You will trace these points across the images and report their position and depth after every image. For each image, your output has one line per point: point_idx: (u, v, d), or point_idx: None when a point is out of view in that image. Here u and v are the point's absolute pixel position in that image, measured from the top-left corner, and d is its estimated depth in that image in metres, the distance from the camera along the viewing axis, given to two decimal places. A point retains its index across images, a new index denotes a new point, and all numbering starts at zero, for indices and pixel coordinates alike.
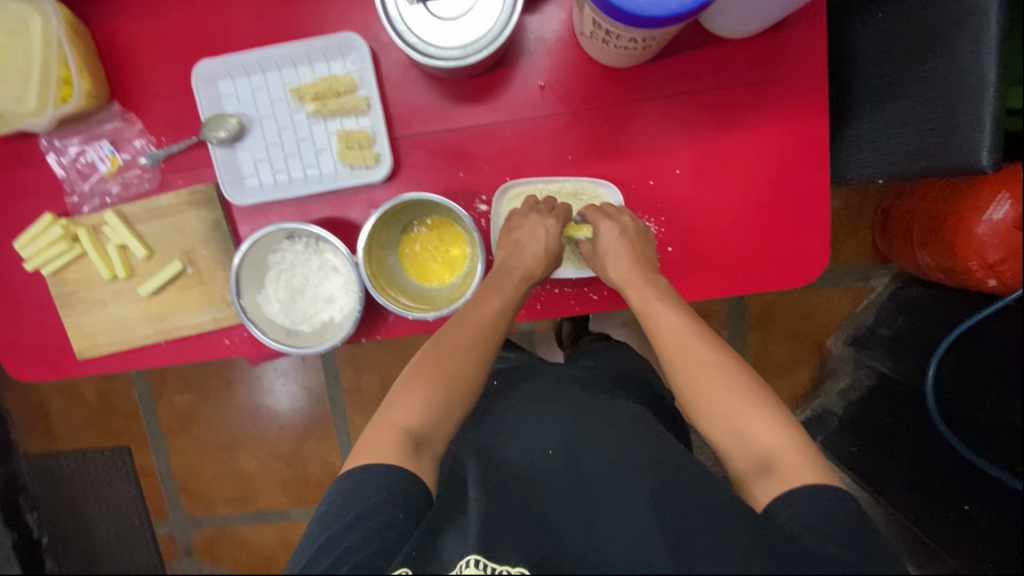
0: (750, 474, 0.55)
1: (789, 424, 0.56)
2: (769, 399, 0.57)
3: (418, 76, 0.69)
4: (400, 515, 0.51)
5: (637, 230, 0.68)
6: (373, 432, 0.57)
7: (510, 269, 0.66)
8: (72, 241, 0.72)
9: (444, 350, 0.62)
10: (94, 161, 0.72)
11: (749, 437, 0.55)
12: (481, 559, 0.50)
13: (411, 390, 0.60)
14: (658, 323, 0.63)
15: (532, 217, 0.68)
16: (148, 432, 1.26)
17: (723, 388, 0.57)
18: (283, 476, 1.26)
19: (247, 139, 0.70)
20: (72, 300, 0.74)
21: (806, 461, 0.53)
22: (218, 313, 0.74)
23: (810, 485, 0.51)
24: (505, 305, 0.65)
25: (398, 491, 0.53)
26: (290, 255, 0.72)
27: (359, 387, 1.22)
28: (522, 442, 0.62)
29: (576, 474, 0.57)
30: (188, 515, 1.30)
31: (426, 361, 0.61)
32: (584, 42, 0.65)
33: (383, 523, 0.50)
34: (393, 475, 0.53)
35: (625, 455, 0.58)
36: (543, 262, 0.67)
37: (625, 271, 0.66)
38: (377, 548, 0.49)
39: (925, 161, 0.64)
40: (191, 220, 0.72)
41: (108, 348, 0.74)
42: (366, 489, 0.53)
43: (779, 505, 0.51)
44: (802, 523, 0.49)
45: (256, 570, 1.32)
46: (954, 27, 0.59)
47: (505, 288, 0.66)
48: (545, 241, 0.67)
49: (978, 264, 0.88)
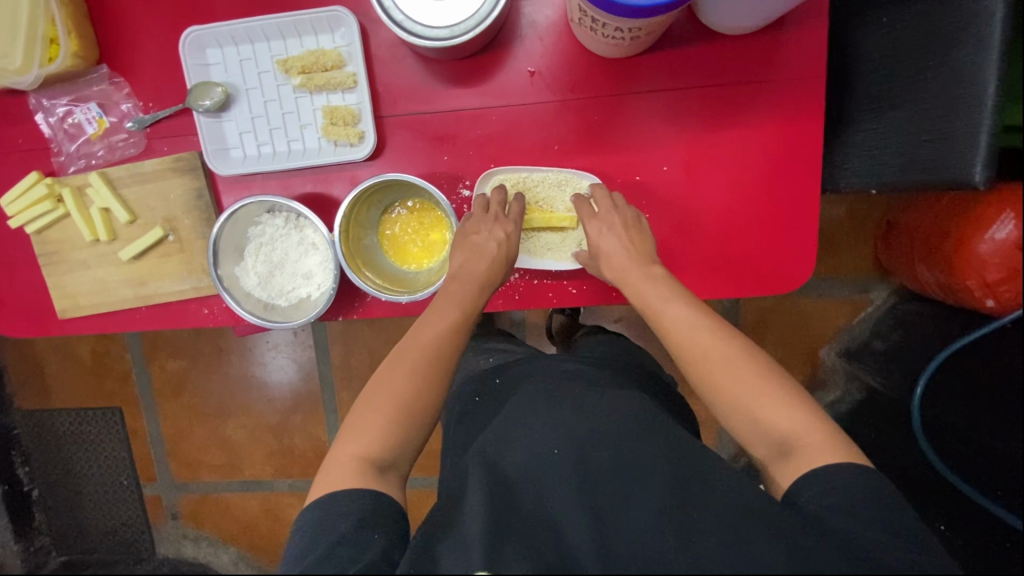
0: (774, 465, 0.56)
1: (808, 404, 0.56)
2: (788, 382, 0.58)
3: (408, 55, 0.69)
4: (378, 537, 0.51)
5: (629, 223, 0.66)
6: (329, 468, 0.56)
7: (467, 275, 0.66)
8: (56, 201, 0.73)
9: (412, 354, 0.61)
10: (81, 122, 0.73)
11: (769, 426, 0.56)
12: None
13: (366, 414, 0.59)
14: (664, 322, 0.62)
15: (489, 219, 0.67)
16: (139, 395, 1.27)
17: (739, 379, 0.57)
18: (270, 448, 1.27)
19: (233, 109, 0.70)
20: (55, 260, 0.75)
21: (829, 440, 0.54)
22: (197, 283, 0.74)
23: (835, 465, 0.52)
24: (475, 299, 0.66)
25: (370, 513, 0.53)
26: (270, 229, 0.72)
27: (348, 365, 1.22)
28: (526, 448, 0.60)
29: (582, 470, 0.56)
30: (174, 479, 1.30)
31: (388, 375, 0.61)
32: (576, 29, 0.64)
33: (356, 544, 0.50)
34: (365, 498, 0.53)
35: (631, 454, 0.57)
36: (498, 268, 0.66)
37: (624, 266, 0.65)
38: (359, 568, 0.48)
39: (920, 172, 0.62)
40: (174, 187, 0.72)
41: (88, 310, 0.75)
42: (335, 516, 0.52)
43: (802, 494, 0.52)
44: (826, 505, 0.50)
45: (238, 539, 1.30)
46: (958, 35, 0.56)
47: (465, 290, 0.65)
48: (504, 244, 0.67)
49: (976, 284, 0.78)
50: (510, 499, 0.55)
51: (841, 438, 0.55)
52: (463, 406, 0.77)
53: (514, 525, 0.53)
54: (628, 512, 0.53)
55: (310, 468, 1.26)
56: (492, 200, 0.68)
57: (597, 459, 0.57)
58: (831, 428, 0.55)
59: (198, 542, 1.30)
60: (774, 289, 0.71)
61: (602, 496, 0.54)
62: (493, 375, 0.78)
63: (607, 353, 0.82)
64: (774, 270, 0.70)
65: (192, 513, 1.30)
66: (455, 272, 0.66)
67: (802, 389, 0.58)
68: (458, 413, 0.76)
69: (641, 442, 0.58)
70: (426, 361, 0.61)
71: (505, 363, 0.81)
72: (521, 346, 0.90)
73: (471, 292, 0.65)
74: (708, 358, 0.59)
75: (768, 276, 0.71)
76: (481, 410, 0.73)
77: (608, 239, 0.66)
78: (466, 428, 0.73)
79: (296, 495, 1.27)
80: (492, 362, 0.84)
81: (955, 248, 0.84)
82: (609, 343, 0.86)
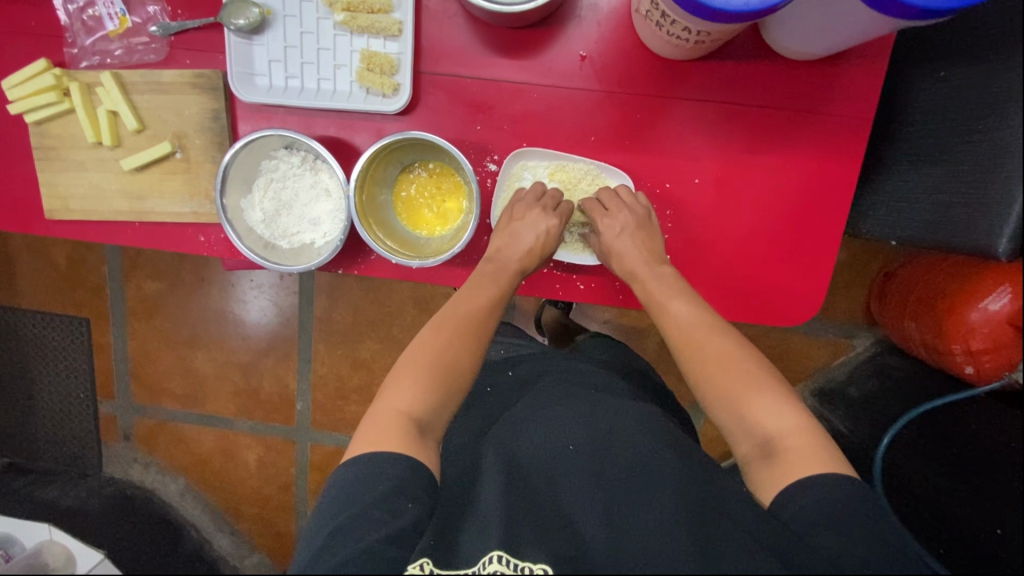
0: (757, 465, 0.55)
1: (799, 407, 0.56)
2: (778, 385, 0.57)
3: (459, 14, 0.67)
4: (413, 507, 0.50)
5: (639, 221, 0.64)
6: (371, 424, 0.55)
7: (503, 261, 0.65)
8: (63, 94, 0.69)
9: (434, 331, 0.61)
10: (102, 17, 0.69)
11: (758, 428, 0.55)
12: (505, 556, 0.51)
13: (405, 379, 0.58)
14: (667, 317, 0.61)
15: (535, 210, 0.66)
16: (112, 309, 1.23)
17: (732, 376, 0.57)
18: (237, 386, 1.25)
19: (266, 34, 0.67)
20: (52, 156, 0.71)
21: (814, 445, 0.53)
22: (199, 208, 0.71)
23: (819, 472, 0.51)
24: (498, 296, 0.64)
25: (406, 483, 0.51)
26: (285, 166, 0.69)
27: (331, 317, 1.20)
28: (541, 440, 0.62)
29: (599, 469, 0.57)
30: (134, 400, 1.26)
31: (419, 348, 0.60)
32: (638, 20, 0.62)
33: (388, 510, 0.49)
34: (401, 465, 0.52)
35: (648, 457, 0.57)
36: (537, 256, 0.65)
37: (633, 265, 0.64)
38: (388, 533, 0.47)
39: (944, 233, 0.63)
40: (190, 104, 0.69)
41: (77, 215, 0.72)
42: (372, 478, 0.51)
43: (785, 503, 0.51)
44: (808, 520, 0.49)
45: (189, 472, 1.27)
46: (1010, 103, 0.56)
47: (499, 279, 0.65)
48: (543, 236, 0.65)
49: (961, 349, 0.83)
50: (527, 491, 0.57)
51: (828, 446, 0.54)
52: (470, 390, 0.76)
53: (528, 513, 0.55)
54: (643, 506, 0.53)
55: (274, 413, 1.24)
56: (548, 193, 0.67)
57: (611, 460, 0.58)
58: (818, 431, 0.55)
59: (147, 468, 1.26)
60: (786, 322, 0.71)
61: (617, 495, 0.55)
62: (506, 366, 0.77)
63: (605, 354, 0.81)
64: (784, 299, 0.70)
65: (148, 437, 1.27)
66: (492, 254, 0.66)
67: (787, 387, 0.58)
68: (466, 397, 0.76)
69: (655, 445, 0.58)
70: (451, 346, 0.60)
71: (519, 355, 0.80)
72: (530, 336, 0.88)
73: (507, 280, 0.65)
74: (708, 355, 0.58)
75: (775, 309, 0.70)
76: (492, 399, 0.73)
77: (612, 235, 0.64)
78: (471, 415, 0.72)
79: (254, 438, 1.25)
80: (503, 353, 0.82)
81: (946, 312, 0.86)
82: (601, 341, 0.85)
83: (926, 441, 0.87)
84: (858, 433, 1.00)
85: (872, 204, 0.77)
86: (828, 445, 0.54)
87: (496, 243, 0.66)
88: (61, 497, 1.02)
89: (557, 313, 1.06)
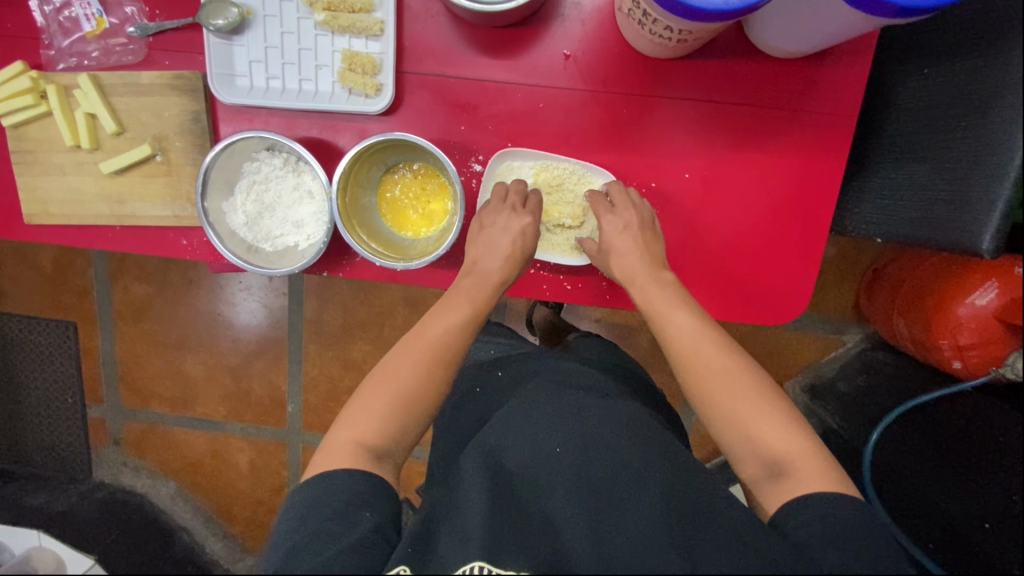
0: (764, 486, 0.54)
1: (805, 429, 0.55)
2: (785, 406, 0.57)
3: (442, 12, 0.66)
4: (371, 515, 0.51)
5: (643, 222, 0.65)
6: (327, 449, 0.55)
7: (482, 272, 0.64)
8: (39, 97, 0.68)
9: (406, 350, 0.60)
10: (78, 18, 0.68)
11: (763, 445, 0.55)
12: (486, 566, 0.49)
13: (365, 406, 0.58)
14: (669, 328, 0.61)
15: (506, 212, 0.65)
16: (98, 314, 1.22)
17: (738, 396, 0.56)
18: (226, 389, 1.24)
19: (246, 34, 0.66)
20: (29, 160, 0.70)
21: (822, 468, 0.53)
22: (180, 211, 0.70)
23: (823, 489, 0.51)
24: (473, 314, 0.63)
25: (365, 493, 0.52)
26: (267, 167, 0.68)
27: (321, 319, 1.20)
28: (528, 441, 0.61)
29: (585, 474, 0.57)
30: (122, 405, 1.25)
31: (392, 364, 0.60)
32: (621, 19, 0.62)
33: (346, 522, 0.49)
34: (357, 477, 0.52)
35: (635, 463, 0.57)
36: (515, 264, 0.65)
37: (632, 266, 0.63)
38: (350, 543, 0.48)
39: (928, 231, 0.63)
40: (170, 106, 0.68)
41: (57, 219, 0.71)
42: (327, 493, 0.51)
43: (788, 516, 0.51)
44: (809, 531, 0.49)
45: (179, 475, 1.26)
46: (992, 101, 0.56)
47: (476, 297, 0.64)
48: (519, 242, 0.64)
49: (949, 345, 0.83)
50: (512, 494, 0.57)
51: (834, 467, 0.54)
52: (460, 392, 0.76)
53: (513, 519, 0.54)
54: (625, 513, 0.53)
55: (264, 416, 1.23)
56: (511, 189, 0.66)
57: (598, 463, 0.58)
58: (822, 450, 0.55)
59: (137, 473, 1.25)
60: (773, 321, 0.71)
61: (602, 501, 0.55)
62: (496, 367, 0.77)
63: (594, 354, 0.81)
64: (771, 297, 0.70)
65: (137, 442, 1.25)
66: (471, 267, 0.65)
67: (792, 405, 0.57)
68: (456, 398, 0.75)
69: (638, 448, 0.58)
70: (432, 354, 0.60)
71: (508, 355, 0.80)
72: (520, 336, 0.87)
73: (484, 291, 0.64)
74: (712, 369, 0.58)
75: (763, 307, 0.70)
76: (482, 400, 0.73)
77: (616, 238, 0.64)
78: (460, 419, 0.72)
79: (245, 442, 1.24)
80: (492, 354, 0.81)
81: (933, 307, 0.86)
82: (590, 341, 0.85)
83: (916, 436, 0.87)
84: (848, 429, 0.99)
85: (856, 201, 0.77)
86: (834, 466, 0.54)
87: (474, 253, 0.66)
88: (49, 502, 0.99)
89: (547, 312, 1.05)
